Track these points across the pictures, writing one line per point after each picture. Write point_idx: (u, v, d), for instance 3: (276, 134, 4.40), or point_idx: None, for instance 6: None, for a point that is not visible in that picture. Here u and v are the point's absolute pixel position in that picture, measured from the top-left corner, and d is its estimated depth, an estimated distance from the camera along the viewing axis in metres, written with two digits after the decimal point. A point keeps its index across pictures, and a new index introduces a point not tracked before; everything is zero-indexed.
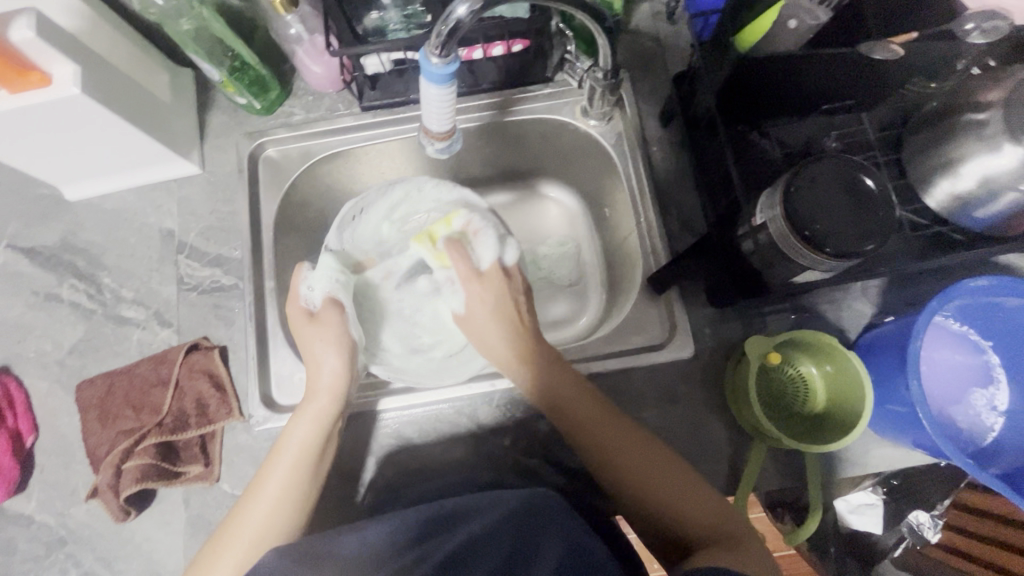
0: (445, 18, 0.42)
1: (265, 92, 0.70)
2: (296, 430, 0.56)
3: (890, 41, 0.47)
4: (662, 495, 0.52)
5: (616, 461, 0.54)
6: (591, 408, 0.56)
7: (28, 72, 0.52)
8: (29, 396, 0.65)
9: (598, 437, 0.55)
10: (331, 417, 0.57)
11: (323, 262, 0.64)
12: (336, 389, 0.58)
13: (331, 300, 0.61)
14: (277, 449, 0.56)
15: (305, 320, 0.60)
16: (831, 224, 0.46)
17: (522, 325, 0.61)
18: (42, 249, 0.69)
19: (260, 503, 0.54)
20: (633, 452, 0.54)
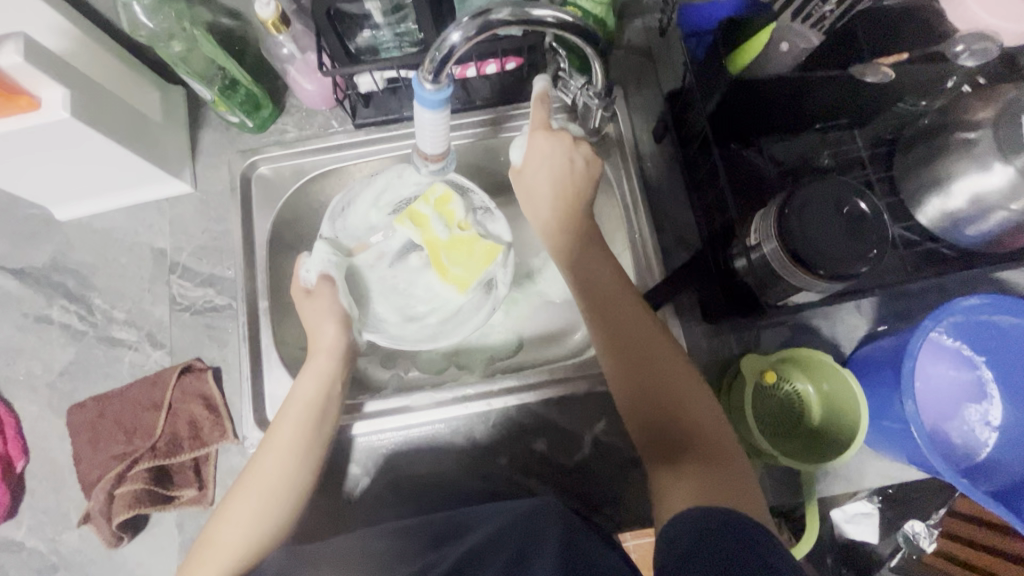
0: (440, 44, 0.44)
1: (258, 110, 0.69)
2: (302, 387, 0.58)
3: (881, 63, 0.48)
4: (681, 411, 0.52)
5: (648, 356, 0.54)
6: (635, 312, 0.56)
7: (16, 96, 0.51)
8: (19, 420, 0.64)
9: (635, 338, 0.55)
10: (331, 375, 0.60)
11: (318, 246, 0.64)
12: (333, 347, 0.61)
13: (325, 277, 0.63)
14: (282, 409, 0.58)
15: (302, 296, 0.63)
16: (825, 248, 0.46)
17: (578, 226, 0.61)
18: (31, 270, 0.68)
19: (270, 457, 0.55)
20: (665, 362, 0.54)
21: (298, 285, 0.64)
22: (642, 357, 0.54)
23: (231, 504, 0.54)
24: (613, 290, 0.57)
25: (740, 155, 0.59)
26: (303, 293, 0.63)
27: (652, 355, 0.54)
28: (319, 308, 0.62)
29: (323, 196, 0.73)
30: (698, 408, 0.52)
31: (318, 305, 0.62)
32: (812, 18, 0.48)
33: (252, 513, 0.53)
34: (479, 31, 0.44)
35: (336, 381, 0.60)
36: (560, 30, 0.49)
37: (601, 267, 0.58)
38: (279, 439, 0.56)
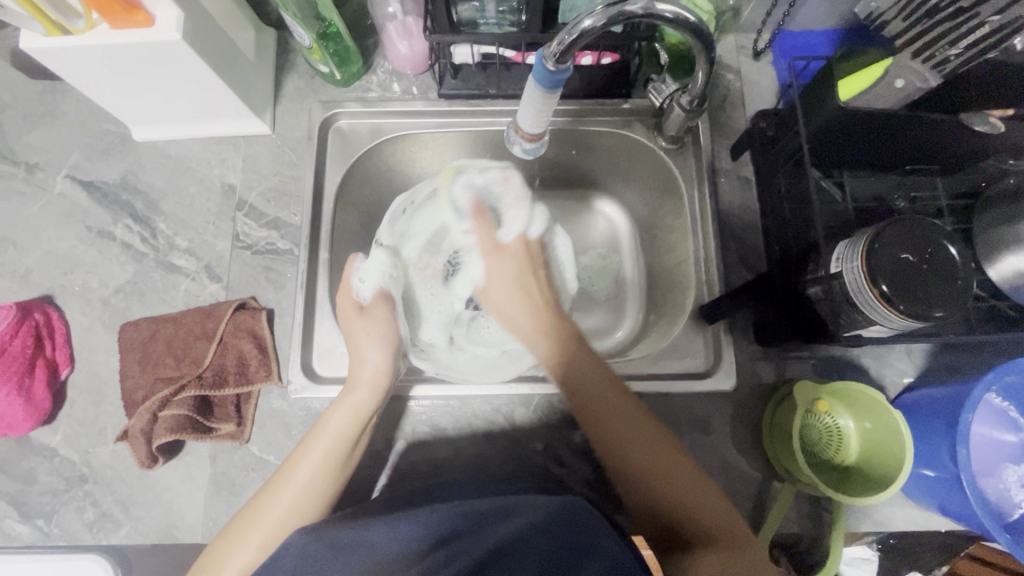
0: (570, 28, 0.47)
1: (347, 65, 0.70)
2: (331, 421, 0.56)
3: (989, 114, 0.50)
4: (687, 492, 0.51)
5: (630, 449, 0.53)
6: (615, 394, 0.55)
7: (135, 11, 0.52)
8: (69, 328, 0.65)
9: (617, 422, 0.54)
10: (369, 412, 0.56)
11: (375, 257, 0.59)
12: (376, 383, 0.57)
13: (382, 294, 0.59)
14: (309, 437, 0.56)
15: (354, 314, 0.58)
16: (909, 287, 0.46)
17: (544, 302, 0.60)
18: (101, 185, 0.69)
19: (293, 485, 0.53)
20: (653, 449, 0.53)
21: (351, 300, 0.59)
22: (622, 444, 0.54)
23: (242, 526, 0.53)
24: (590, 376, 0.56)
25: (823, 184, 0.60)
26: (358, 312, 0.58)
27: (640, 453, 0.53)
28: (374, 337, 0.57)
29: (393, 158, 0.74)
30: (704, 488, 0.52)
31: (371, 329, 0.58)
32: (932, 59, 0.48)
33: (259, 543, 0.51)
34: (610, 20, 0.47)
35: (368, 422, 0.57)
36: (677, 28, 0.50)
37: (568, 340, 0.58)
38: (297, 476, 0.54)
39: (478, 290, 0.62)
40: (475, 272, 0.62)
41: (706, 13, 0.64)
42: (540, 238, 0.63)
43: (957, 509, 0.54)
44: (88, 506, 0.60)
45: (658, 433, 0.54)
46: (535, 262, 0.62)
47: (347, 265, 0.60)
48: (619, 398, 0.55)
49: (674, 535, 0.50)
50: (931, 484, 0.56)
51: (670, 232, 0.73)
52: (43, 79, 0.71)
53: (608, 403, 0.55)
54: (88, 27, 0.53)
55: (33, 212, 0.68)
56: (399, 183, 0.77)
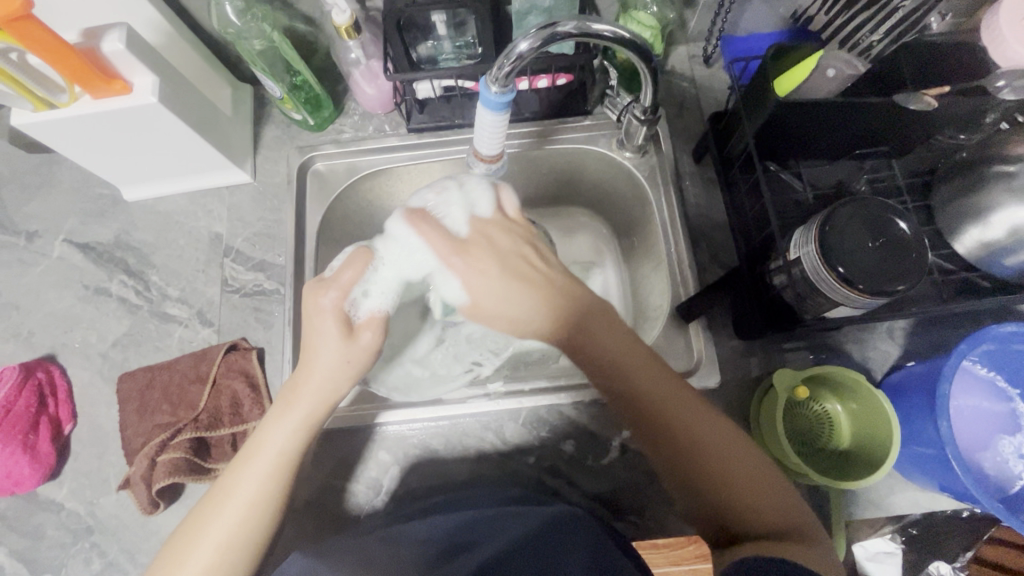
0: (507, 52, 0.50)
1: (319, 110, 0.74)
2: (274, 436, 0.49)
3: (925, 92, 0.51)
4: (749, 492, 0.47)
5: (693, 439, 0.49)
6: (665, 383, 0.51)
7: (113, 81, 0.56)
8: (71, 384, 0.67)
9: (675, 414, 0.49)
10: (318, 424, 0.50)
11: (387, 274, 0.55)
12: (329, 398, 0.49)
13: (377, 318, 0.51)
14: (250, 450, 0.50)
15: (339, 330, 0.48)
16: (864, 265, 0.47)
17: (544, 275, 0.52)
18: (97, 245, 0.73)
19: (238, 501, 0.48)
20: (719, 435, 0.49)
21: (338, 311, 0.49)
22: (694, 445, 0.48)
23: (187, 541, 0.48)
24: (613, 353, 0.51)
25: (779, 176, 0.62)
26: (343, 330, 0.49)
27: (712, 446, 0.48)
28: (349, 362, 0.49)
29: (371, 193, 0.77)
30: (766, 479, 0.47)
31: (351, 356, 0.49)
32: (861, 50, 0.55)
33: (212, 558, 0.47)
34: (545, 41, 0.50)
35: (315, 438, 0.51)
36: (617, 46, 0.53)
37: (576, 311, 0.51)
38: (243, 491, 0.48)
39: (465, 304, 0.53)
40: (451, 280, 0.53)
41: (649, 28, 0.67)
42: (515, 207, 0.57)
43: (955, 486, 0.53)
44: (95, 557, 0.61)
45: (715, 418, 0.50)
46: (511, 233, 0.55)
47: (354, 268, 0.50)
48: (671, 390, 0.50)
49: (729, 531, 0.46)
50: (925, 463, 0.55)
51: (645, 237, 0.74)
52: (38, 153, 0.76)
53: (650, 388, 0.50)
54: (73, 99, 0.57)
55: (34, 276, 0.72)
56: (379, 216, 0.80)
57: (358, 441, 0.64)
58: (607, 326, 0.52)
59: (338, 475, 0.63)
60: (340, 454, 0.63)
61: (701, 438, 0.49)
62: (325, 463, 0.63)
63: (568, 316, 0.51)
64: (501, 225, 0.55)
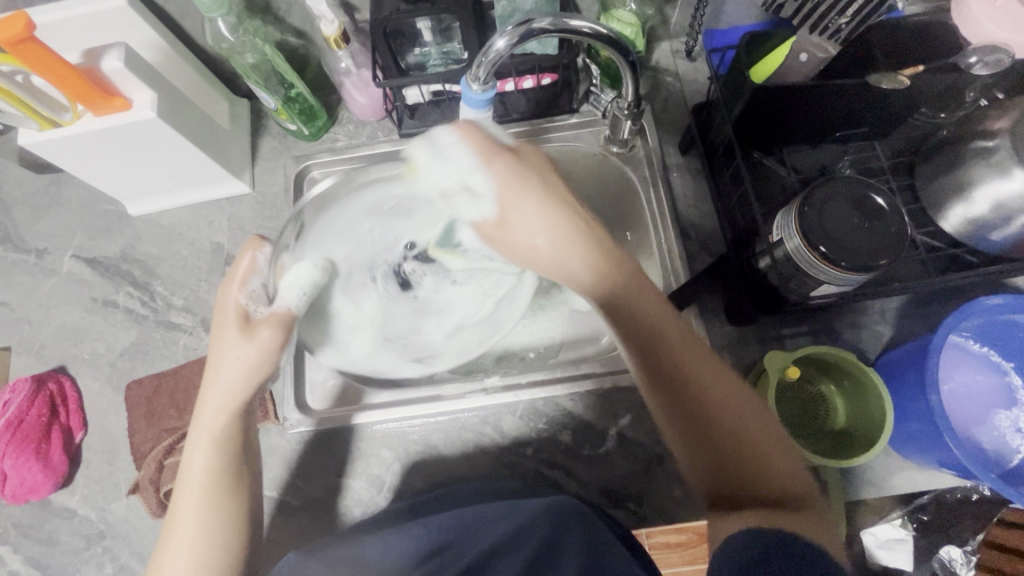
0: (486, 51, 0.52)
1: (313, 120, 0.76)
2: (195, 458, 0.51)
3: (898, 72, 0.52)
4: (759, 451, 0.45)
5: (719, 386, 0.47)
6: (685, 338, 0.48)
7: (113, 98, 0.59)
8: (81, 394, 0.69)
9: (710, 372, 0.47)
10: (229, 437, 0.52)
11: (303, 270, 0.53)
12: (234, 406, 0.51)
13: (284, 315, 0.50)
14: (178, 480, 0.52)
15: (236, 325, 0.49)
16: (843, 241, 0.48)
17: (574, 212, 0.50)
18: (103, 259, 0.75)
19: (183, 534, 0.50)
20: (748, 407, 0.47)
21: (237, 307, 0.50)
22: (721, 406, 0.46)
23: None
24: (647, 304, 0.48)
25: (763, 163, 0.63)
26: (240, 325, 0.49)
27: (731, 401, 0.46)
28: (242, 359, 0.49)
29: None
30: (780, 451, 0.46)
31: (246, 353, 0.49)
32: (828, 30, 0.54)
33: None
34: (520, 38, 0.51)
35: (235, 445, 0.52)
36: (594, 41, 0.54)
37: (604, 249, 0.49)
38: (183, 525, 0.50)
39: (490, 220, 0.50)
40: None
41: (630, 26, 0.69)
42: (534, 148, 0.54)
43: (952, 462, 0.53)
44: (107, 561, 0.63)
45: (719, 365, 0.48)
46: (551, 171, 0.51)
47: (250, 255, 0.52)
48: (689, 338, 0.49)
49: (749, 491, 0.44)
50: (921, 441, 0.55)
51: None
52: (46, 173, 0.78)
53: (681, 345, 0.48)
54: (76, 117, 0.59)
55: (44, 292, 0.74)
56: None
57: (360, 440, 0.65)
58: (637, 279, 0.50)
59: (340, 474, 0.64)
60: (342, 453, 0.64)
61: (724, 394, 0.47)
62: (327, 462, 0.64)
63: (614, 275, 0.49)
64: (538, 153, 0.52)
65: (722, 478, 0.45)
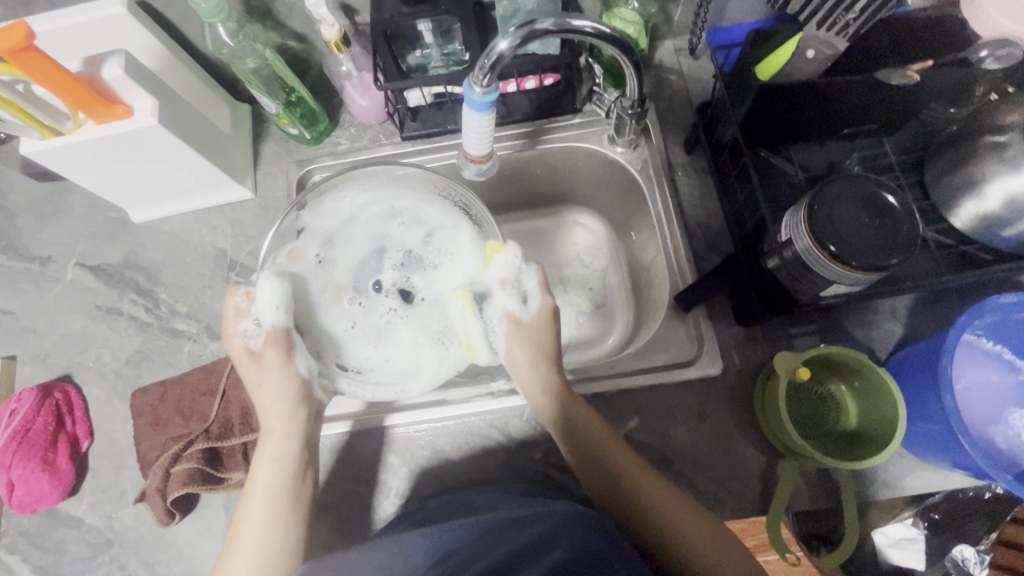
0: (488, 52, 0.51)
1: (315, 124, 0.76)
2: (257, 476, 0.56)
3: (907, 67, 0.52)
4: (686, 540, 0.51)
5: (681, 527, 0.52)
6: (608, 437, 0.57)
7: (114, 105, 0.59)
8: (87, 403, 0.69)
9: (642, 483, 0.54)
10: (291, 453, 0.57)
11: (264, 289, 0.59)
12: (288, 428, 0.58)
13: (274, 333, 0.58)
14: (243, 499, 0.56)
15: (247, 359, 0.59)
16: (854, 240, 0.47)
17: (547, 346, 0.62)
18: (107, 267, 0.75)
19: (244, 545, 0.53)
20: (684, 508, 0.53)
21: (241, 347, 0.59)
22: (667, 531, 0.52)
23: None
24: (590, 430, 0.57)
25: (770, 161, 0.62)
26: (249, 356, 0.59)
27: (682, 523, 0.52)
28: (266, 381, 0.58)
29: None
30: (725, 549, 0.51)
31: (264, 376, 0.58)
32: (835, 27, 0.52)
33: None
34: (523, 39, 0.51)
35: (292, 460, 0.57)
36: (598, 41, 0.53)
37: (552, 374, 0.60)
38: (246, 540, 0.53)
39: (519, 315, 0.63)
40: (532, 297, 0.64)
41: (633, 24, 0.69)
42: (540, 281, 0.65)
43: (967, 463, 0.53)
44: (115, 569, 0.63)
45: (699, 514, 0.53)
46: (550, 310, 0.64)
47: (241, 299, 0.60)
48: (637, 473, 0.55)
49: None
50: (934, 441, 0.55)
51: (642, 230, 0.75)
52: (49, 181, 0.78)
53: (612, 456, 0.56)
54: (78, 125, 0.59)
55: (49, 300, 0.74)
56: None
57: (367, 446, 0.64)
58: (586, 409, 0.58)
59: (347, 480, 0.63)
60: (349, 459, 0.64)
61: (653, 492, 0.54)
62: (334, 467, 0.64)
63: (545, 380, 0.60)
64: (548, 313, 0.63)
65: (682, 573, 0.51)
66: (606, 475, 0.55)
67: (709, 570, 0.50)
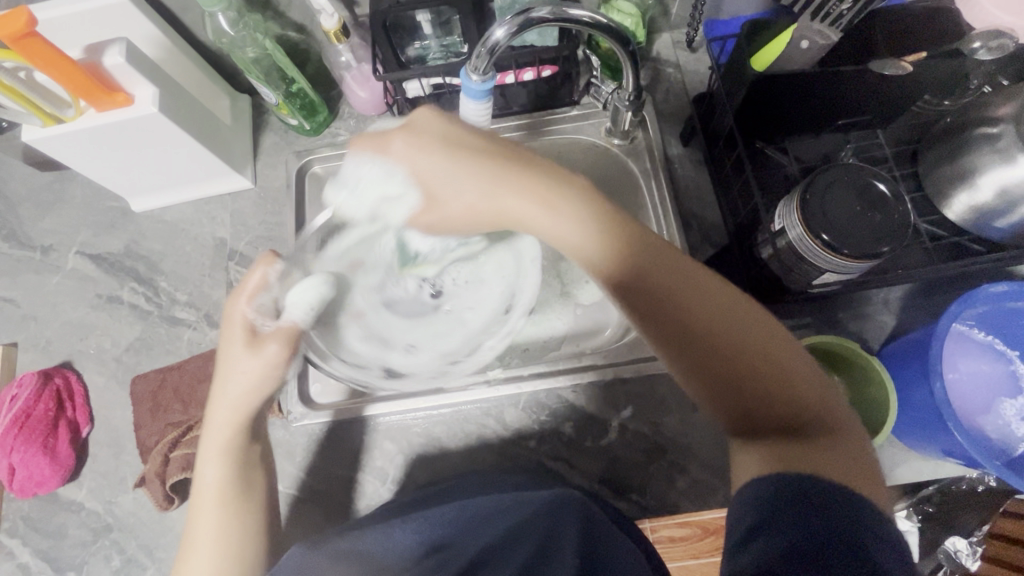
0: (484, 40, 0.52)
1: (314, 115, 0.76)
2: (206, 472, 0.53)
3: (901, 58, 0.52)
4: (766, 359, 0.42)
5: (751, 347, 0.43)
6: (668, 259, 0.46)
7: (115, 93, 0.59)
8: (88, 389, 0.70)
9: (714, 312, 0.44)
10: (239, 453, 0.54)
11: (299, 297, 0.53)
12: (240, 424, 0.53)
13: (292, 329, 0.52)
14: (194, 494, 0.54)
15: (243, 337, 0.51)
16: (846, 229, 0.48)
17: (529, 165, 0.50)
18: (108, 256, 0.76)
19: (200, 545, 0.52)
20: (762, 329, 0.43)
21: (244, 321, 0.52)
22: (735, 356, 0.43)
23: None
24: (649, 262, 0.46)
25: (765, 152, 0.63)
26: (246, 337, 0.51)
27: (753, 337, 0.43)
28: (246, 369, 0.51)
29: None
30: (800, 362, 0.43)
31: (250, 363, 0.51)
32: (830, 17, 0.51)
33: None
34: (519, 28, 0.51)
35: (243, 459, 0.54)
36: (595, 31, 0.54)
37: (576, 198, 0.48)
38: (200, 537, 0.52)
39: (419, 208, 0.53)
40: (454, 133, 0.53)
41: (631, 16, 0.69)
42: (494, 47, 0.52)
43: (957, 451, 0.53)
44: (114, 554, 0.63)
45: (764, 319, 0.44)
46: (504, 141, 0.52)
47: (265, 267, 0.52)
48: (675, 264, 0.45)
49: (798, 428, 0.41)
50: (925, 430, 0.55)
51: None
52: (50, 171, 0.79)
53: (665, 269, 0.45)
54: (79, 113, 0.60)
55: (50, 288, 0.75)
56: None
57: (364, 433, 0.65)
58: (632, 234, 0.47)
59: (344, 467, 0.64)
60: (346, 447, 0.65)
61: (725, 311, 0.44)
62: (332, 454, 0.64)
63: (552, 217, 0.48)
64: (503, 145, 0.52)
65: (765, 425, 0.42)
66: (664, 314, 0.44)
67: (795, 404, 0.42)
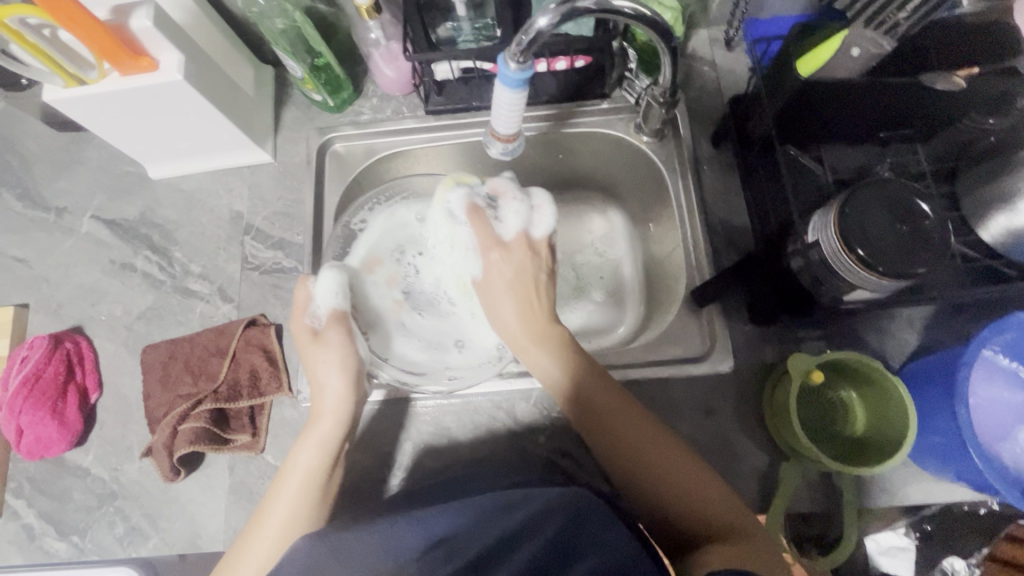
0: (526, 28, 0.50)
1: (339, 92, 0.74)
2: (300, 455, 0.57)
3: (952, 74, 0.53)
4: (695, 500, 0.51)
5: (660, 461, 0.54)
6: (612, 394, 0.57)
7: (140, 57, 0.58)
8: (98, 356, 0.69)
9: (633, 433, 0.55)
10: (334, 442, 0.58)
11: (326, 278, 0.60)
12: (340, 414, 0.58)
13: (336, 317, 0.59)
14: (280, 474, 0.57)
15: (310, 339, 0.59)
16: (882, 247, 0.47)
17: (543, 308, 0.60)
18: (123, 222, 0.75)
19: (269, 522, 0.55)
20: (684, 458, 0.54)
21: (306, 328, 0.60)
22: (660, 475, 0.53)
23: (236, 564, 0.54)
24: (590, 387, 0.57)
25: (796, 158, 0.61)
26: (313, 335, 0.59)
27: (671, 467, 0.53)
28: (326, 363, 0.58)
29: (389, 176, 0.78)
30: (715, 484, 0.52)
31: (325, 355, 0.58)
32: (885, 25, 0.50)
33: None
34: (564, 16, 0.49)
35: (336, 450, 0.58)
36: (635, 23, 0.52)
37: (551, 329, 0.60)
38: (271, 518, 0.55)
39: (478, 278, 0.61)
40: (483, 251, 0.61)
41: (671, 10, 0.67)
42: (545, 239, 0.62)
43: (974, 477, 0.53)
44: (118, 521, 0.63)
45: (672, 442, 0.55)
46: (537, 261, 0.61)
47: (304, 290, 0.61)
48: (620, 404, 0.56)
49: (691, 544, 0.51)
50: (942, 454, 0.54)
51: (660, 221, 0.75)
52: (68, 131, 0.78)
53: (609, 410, 0.56)
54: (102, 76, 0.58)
55: (63, 252, 0.74)
56: None
57: (372, 417, 0.64)
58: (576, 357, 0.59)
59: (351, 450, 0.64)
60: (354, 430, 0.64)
61: (650, 438, 0.55)
62: None
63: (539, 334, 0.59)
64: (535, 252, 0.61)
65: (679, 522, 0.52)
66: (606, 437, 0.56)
67: (698, 511, 0.51)
